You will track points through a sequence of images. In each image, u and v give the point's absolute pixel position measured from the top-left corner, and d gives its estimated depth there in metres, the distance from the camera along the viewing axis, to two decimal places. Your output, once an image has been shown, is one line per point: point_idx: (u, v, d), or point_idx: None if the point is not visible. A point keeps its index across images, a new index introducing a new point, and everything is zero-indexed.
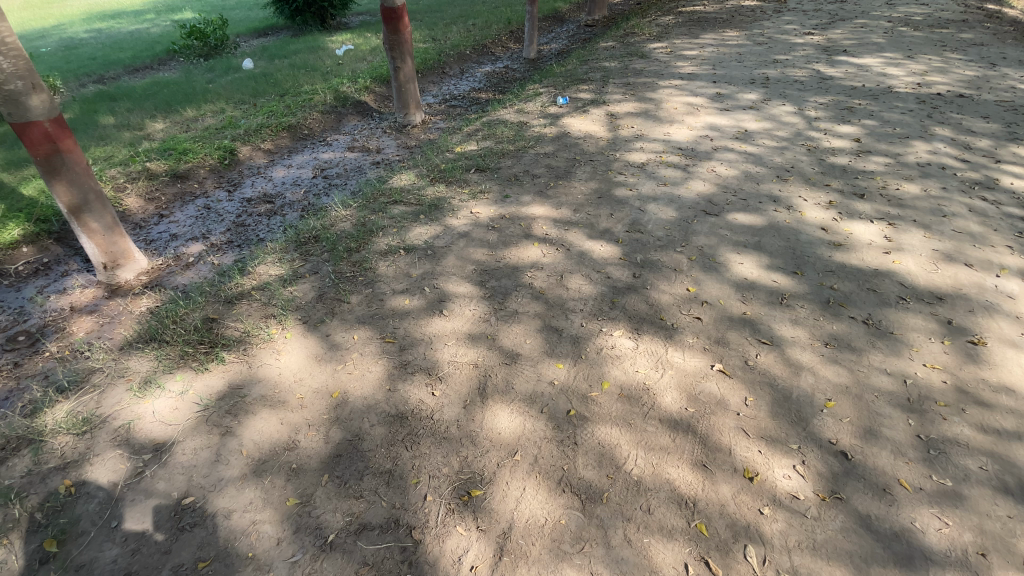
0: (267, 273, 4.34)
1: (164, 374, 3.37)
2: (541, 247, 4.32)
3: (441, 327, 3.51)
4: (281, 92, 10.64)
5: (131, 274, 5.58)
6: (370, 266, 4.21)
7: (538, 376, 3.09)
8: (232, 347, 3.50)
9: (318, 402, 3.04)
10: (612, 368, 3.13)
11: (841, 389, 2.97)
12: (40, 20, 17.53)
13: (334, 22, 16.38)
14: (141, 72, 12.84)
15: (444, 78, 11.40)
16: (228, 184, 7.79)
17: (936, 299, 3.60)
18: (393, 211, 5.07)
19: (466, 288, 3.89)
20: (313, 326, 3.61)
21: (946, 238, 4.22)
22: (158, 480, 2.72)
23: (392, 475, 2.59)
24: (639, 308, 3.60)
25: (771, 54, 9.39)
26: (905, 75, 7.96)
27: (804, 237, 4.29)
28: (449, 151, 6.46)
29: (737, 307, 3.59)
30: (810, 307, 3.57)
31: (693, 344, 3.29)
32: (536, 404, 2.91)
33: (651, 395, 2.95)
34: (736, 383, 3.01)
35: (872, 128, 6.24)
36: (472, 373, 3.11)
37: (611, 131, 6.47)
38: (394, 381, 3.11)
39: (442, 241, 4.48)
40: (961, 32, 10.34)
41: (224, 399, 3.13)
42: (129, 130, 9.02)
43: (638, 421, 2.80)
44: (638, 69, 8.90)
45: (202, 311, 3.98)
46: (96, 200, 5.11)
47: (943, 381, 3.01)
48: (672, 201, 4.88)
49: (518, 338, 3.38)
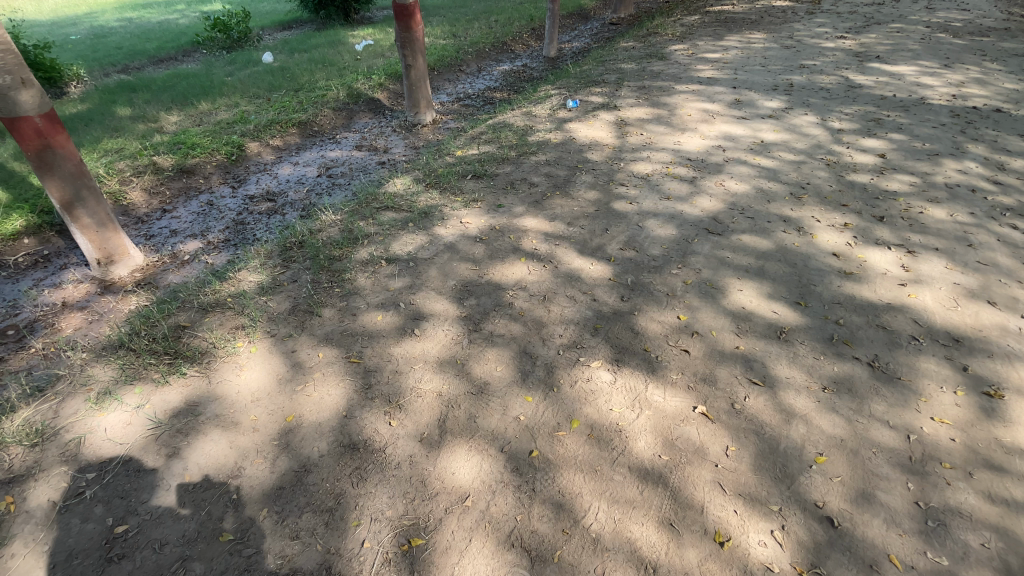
0: (246, 280, 4.22)
1: (124, 386, 3.28)
2: (528, 264, 4.10)
3: (411, 349, 3.33)
4: (295, 87, 10.59)
5: (125, 270, 5.54)
6: (349, 276, 4.05)
7: (504, 410, 2.89)
8: (196, 360, 3.39)
9: (272, 425, 2.90)
10: (586, 405, 2.89)
11: (835, 442, 2.69)
12: (74, 7, 17.97)
13: (357, 17, 16.36)
14: (164, 63, 12.99)
15: (459, 76, 11.21)
16: (233, 181, 7.76)
17: (952, 341, 3.27)
18: (383, 217, 4.93)
19: (442, 305, 3.71)
20: (280, 340, 3.49)
21: (970, 270, 3.85)
22: (96, 503, 2.61)
23: (332, 514, 2.43)
24: (623, 337, 3.35)
25: (798, 59, 8.94)
26: (940, 85, 7.46)
27: (813, 264, 3.97)
28: (450, 155, 6.27)
29: (729, 340, 3.32)
30: (810, 344, 3.27)
31: (676, 381, 3.04)
32: (497, 442, 2.72)
33: (623, 438, 2.71)
34: (718, 429, 2.76)
35: (898, 143, 5.82)
36: (434, 404, 2.93)
37: (618, 138, 6.20)
38: (353, 408, 2.94)
39: (427, 253, 4.31)
40: (1005, 40, 9.71)
41: (179, 417, 3.01)
42: (143, 122, 9.07)
43: (605, 468, 2.57)
44: (656, 71, 8.56)
45: (176, 318, 3.88)
46: (89, 195, 5.07)
47: (952, 439, 2.70)
48: (674, 217, 4.61)
49: (489, 365, 3.18)
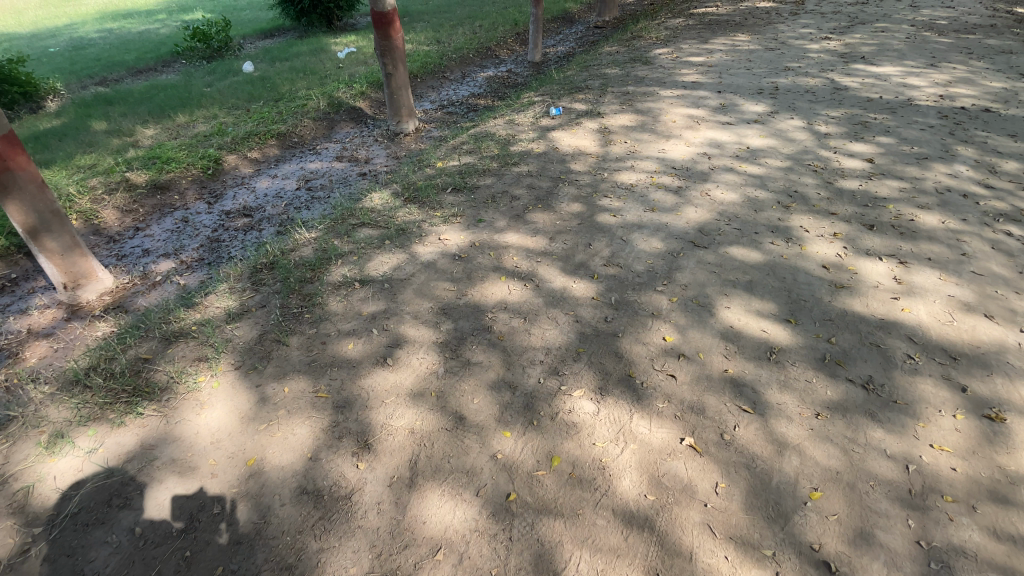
0: (213, 307, 4.01)
1: (78, 428, 3.07)
2: (508, 282, 3.93)
3: (383, 380, 3.12)
4: (276, 96, 10.38)
5: (93, 294, 5.31)
6: (320, 301, 3.85)
7: (480, 448, 2.70)
8: (155, 397, 3.19)
9: (232, 470, 2.72)
10: (567, 440, 2.72)
11: (831, 475, 2.54)
12: (53, 19, 17.65)
13: (340, 24, 16.16)
14: (143, 74, 12.74)
15: (443, 82, 11.04)
16: (209, 196, 7.52)
17: (950, 359, 3.13)
18: (359, 235, 4.74)
19: (417, 330, 3.50)
20: (245, 373, 3.28)
21: (965, 281, 3.72)
22: (41, 562, 2.42)
23: (293, 573, 2.25)
24: (606, 362, 3.18)
25: (783, 61, 8.85)
26: (927, 86, 7.38)
27: (803, 277, 3.82)
28: (430, 166, 6.09)
29: (718, 363, 3.16)
30: (803, 366, 3.12)
31: (663, 410, 2.87)
32: (472, 484, 2.53)
33: (607, 477, 2.54)
34: (707, 464, 2.60)
35: (887, 146, 5.71)
36: (406, 442, 2.74)
37: (602, 147, 6.06)
38: (319, 449, 2.75)
39: (403, 273, 4.12)
40: (990, 37, 9.67)
41: (133, 462, 2.82)
42: (118, 136, 8.83)
43: (588, 512, 2.40)
44: (640, 76, 8.44)
45: (137, 349, 3.66)
46: (54, 219, 4.84)
47: (952, 469, 2.57)
48: (660, 230, 4.46)
49: (465, 396, 2.98)
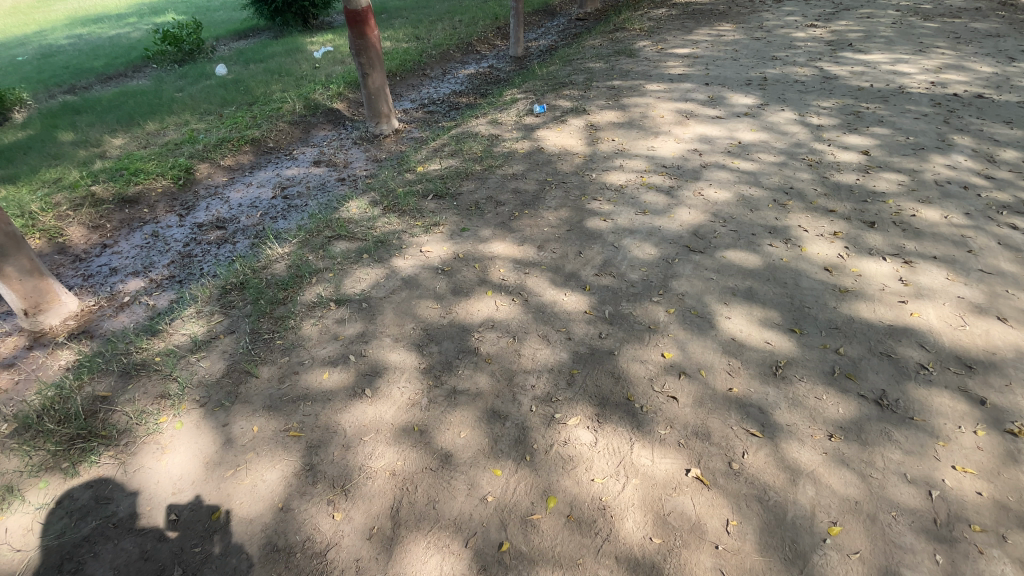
0: (179, 334, 3.73)
1: (28, 480, 2.78)
2: (495, 297, 3.67)
3: (362, 414, 2.87)
4: (250, 100, 10.00)
5: (56, 318, 4.93)
6: (292, 325, 3.59)
7: (469, 489, 2.47)
8: (112, 442, 2.93)
9: (195, 525, 2.47)
10: (564, 477, 2.50)
11: (849, 505, 2.35)
12: (21, 26, 17.03)
13: (316, 22, 15.72)
14: (113, 80, 12.26)
15: (424, 80, 10.73)
16: (180, 207, 7.16)
17: (965, 368, 2.95)
18: (335, 249, 4.46)
19: (397, 355, 3.24)
20: (210, 411, 3.02)
21: (974, 281, 3.55)
22: None
23: None
24: (603, 384, 2.97)
25: (770, 51, 8.66)
26: (917, 73, 7.22)
27: (806, 282, 3.63)
28: (410, 171, 5.80)
29: (722, 382, 2.95)
30: (811, 382, 2.92)
31: (665, 438, 2.66)
32: (461, 533, 2.30)
33: (609, 518, 2.33)
34: (717, 498, 2.40)
35: (882, 138, 5.54)
36: (388, 486, 2.50)
37: (588, 145, 5.83)
38: (292, 498, 2.50)
39: (382, 290, 3.85)
40: (975, 21, 9.56)
41: (87, 519, 2.56)
42: (85, 147, 8.41)
43: (589, 560, 2.19)
44: (625, 70, 8.22)
45: (93, 386, 3.36)
46: (10, 244, 4.44)
47: (977, 493, 2.39)
48: (653, 234, 4.24)
49: (451, 430, 2.74)
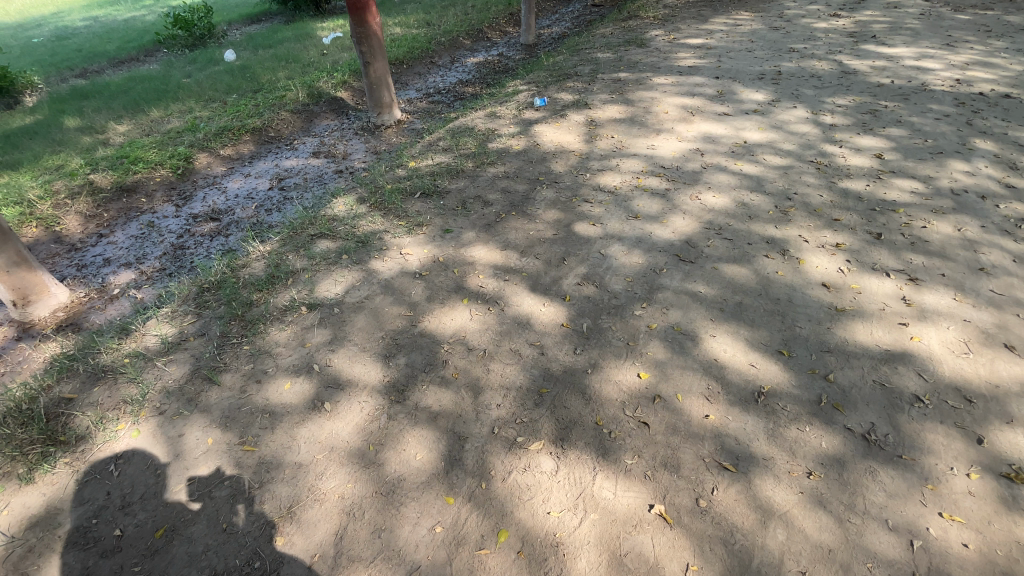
0: (150, 334, 3.65)
1: None
2: (470, 306, 3.53)
3: (319, 432, 2.77)
4: (254, 87, 9.91)
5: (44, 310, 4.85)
6: (261, 330, 3.49)
7: (417, 519, 2.36)
8: (70, 448, 2.86)
9: (138, 543, 2.39)
10: (518, 509, 2.37)
11: (821, 553, 2.18)
12: (40, 7, 17.12)
13: (328, 7, 15.55)
14: (124, 64, 12.28)
15: (431, 68, 10.52)
16: (177, 197, 7.11)
17: (964, 402, 2.73)
18: (315, 248, 4.36)
19: (362, 366, 3.13)
20: (168, 421, 2.94)
21: (983, 303, 3.30)
22: None
23: None
24: (571, 405, 2.82)
25: (788, 42, 8.26)
26: (942, 69, 6.81)
27: (799, 298, 3.42)
28: (403, 165, 5.65)
29: (697, 408, 2.78)
30: (794, 411, 2.73)
31: (631, 469, 2.51)
32: (404, 567, 2.19)
33: (560, 556, 2.20)
34: (679, 538, 2.25)
35: (899, 140, 5.22)
36: (335, 511, 2.40)
37: (586, 142, 5.62)
38: (237, 519, 2.42)
39: (357, 295, 3.73)
40: (1011, 12, 9.01)
41: (33, 530, 2.50)
42: (89, 134, 8.41)
43: None
44: (634, 61, 7.91)
45: (60, 387, 3.29)
46: None
47: (964, 545, 2.19)
48: (642, 241, 4.05)
49: (407, 452, 2.63)
